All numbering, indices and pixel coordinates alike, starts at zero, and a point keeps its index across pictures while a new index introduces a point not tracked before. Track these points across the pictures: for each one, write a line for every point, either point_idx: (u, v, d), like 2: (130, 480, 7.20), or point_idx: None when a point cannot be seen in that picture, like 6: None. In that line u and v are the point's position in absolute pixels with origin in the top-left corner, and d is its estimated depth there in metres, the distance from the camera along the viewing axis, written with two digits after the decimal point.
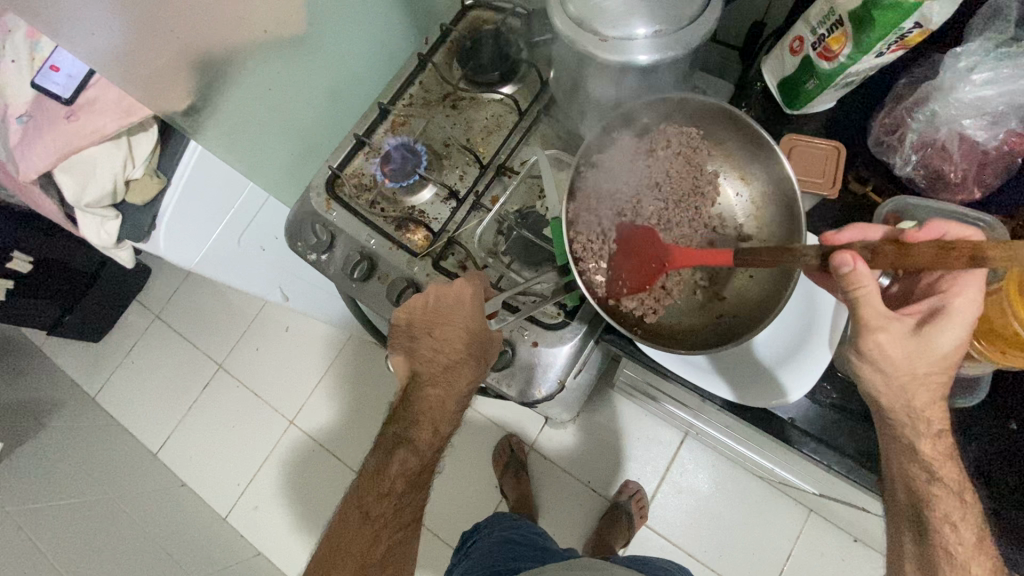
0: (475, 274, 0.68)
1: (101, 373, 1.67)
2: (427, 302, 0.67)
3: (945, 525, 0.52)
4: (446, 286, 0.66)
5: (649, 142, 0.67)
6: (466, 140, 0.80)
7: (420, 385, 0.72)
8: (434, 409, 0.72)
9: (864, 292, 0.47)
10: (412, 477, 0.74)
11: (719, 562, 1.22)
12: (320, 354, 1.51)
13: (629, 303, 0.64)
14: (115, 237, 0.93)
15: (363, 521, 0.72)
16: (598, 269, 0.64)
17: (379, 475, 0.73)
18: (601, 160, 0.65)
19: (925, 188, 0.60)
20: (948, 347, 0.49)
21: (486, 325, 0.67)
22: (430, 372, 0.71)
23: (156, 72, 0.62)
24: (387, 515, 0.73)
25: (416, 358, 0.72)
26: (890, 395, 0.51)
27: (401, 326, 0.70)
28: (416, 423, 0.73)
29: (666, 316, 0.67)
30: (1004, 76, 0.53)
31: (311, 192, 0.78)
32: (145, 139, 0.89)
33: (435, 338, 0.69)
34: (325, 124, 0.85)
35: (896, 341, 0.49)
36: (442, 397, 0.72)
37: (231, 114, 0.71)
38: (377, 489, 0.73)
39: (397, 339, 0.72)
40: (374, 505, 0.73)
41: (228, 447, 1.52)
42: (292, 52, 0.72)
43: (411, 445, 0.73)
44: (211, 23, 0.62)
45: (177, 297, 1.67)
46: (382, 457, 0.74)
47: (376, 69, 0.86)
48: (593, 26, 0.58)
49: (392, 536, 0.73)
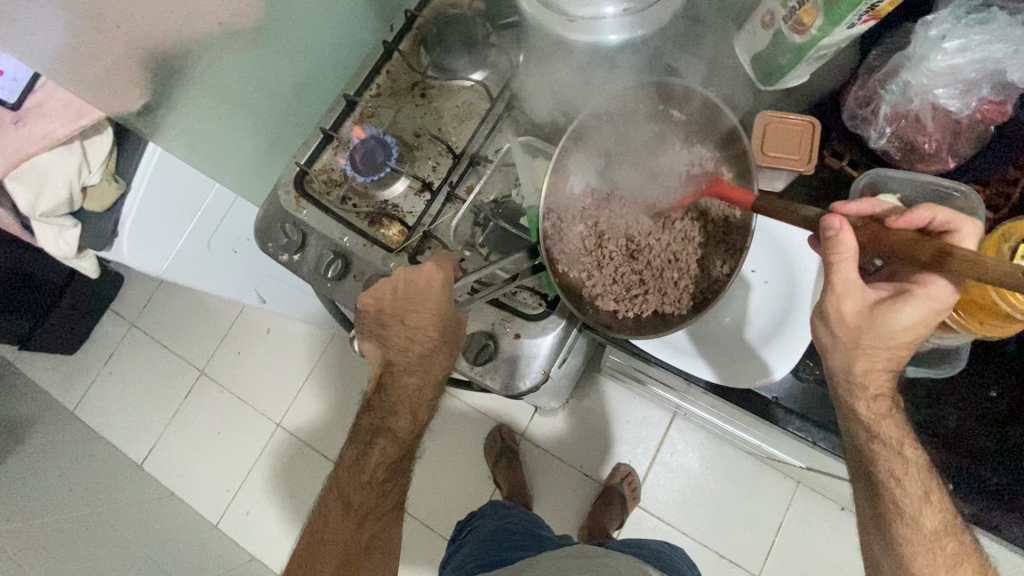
0: (445, 255, 0.64)
1: (79, 385, 1.63)
2: (395, 287, 0.64)
3: (907, 489, 0.55)
4: (415, 271, 0.63)
5: (633, 124, 0.64)
6: (437, 129, 0.77)
7: (396, 375, 0.71)
8: (411, 398, 0.71)
9: (844, 256, 0.48)
10: (393, 463, 0.73)
11: (714, 538, 1.24)
12: (302, 354, 1.49)
13: (608, 302, 0.64)
14: (75, 245, 0.90)
15: (348, 505, 0.72)
16: (563, 253, 0.64)
17: (358, 467, 0.73)
18: (587, 150, 0.64)
19: (899, 160, 0.60)
20: (903, 328, 0.50)
21: (453, 309, 0.64)
22: (405, 362, 0.69)
23: (104, 71, 0.59)
24: (371, 501, 0.72)
25: (389, 348, 0.70)
26: (841, 356, 0.53)
27: (370, 313, 0.67)
28: (394, 412, 0.72)
29: (622, 293, 0.65)
30: (975, 44, 0.52)
31: (279, 189, 0.76)
32: (100, 143, 0.84)
33: (407, 326, 0.66)
34: (290, 118, 0.82)
35: (859, 307, 0.51)
36: (421, 385, 0.70)
37: (189, 111, 0.69)
38: (360, 479, 0.72)
39: (366, 327, 0.69)
40: (356, 496, 0.72)
41: (215, 453, 1.49)
42: (250, 45, 0.69)
43: (391, 437, 0.72)
44: (160, 17, 0.59)
45: (152, 303, 1.63)
46: (361, 448, 0.73)
47: (340, 60, 0.83)
48: (560, 6, 0.55)
49: (377, 523, 0.73)
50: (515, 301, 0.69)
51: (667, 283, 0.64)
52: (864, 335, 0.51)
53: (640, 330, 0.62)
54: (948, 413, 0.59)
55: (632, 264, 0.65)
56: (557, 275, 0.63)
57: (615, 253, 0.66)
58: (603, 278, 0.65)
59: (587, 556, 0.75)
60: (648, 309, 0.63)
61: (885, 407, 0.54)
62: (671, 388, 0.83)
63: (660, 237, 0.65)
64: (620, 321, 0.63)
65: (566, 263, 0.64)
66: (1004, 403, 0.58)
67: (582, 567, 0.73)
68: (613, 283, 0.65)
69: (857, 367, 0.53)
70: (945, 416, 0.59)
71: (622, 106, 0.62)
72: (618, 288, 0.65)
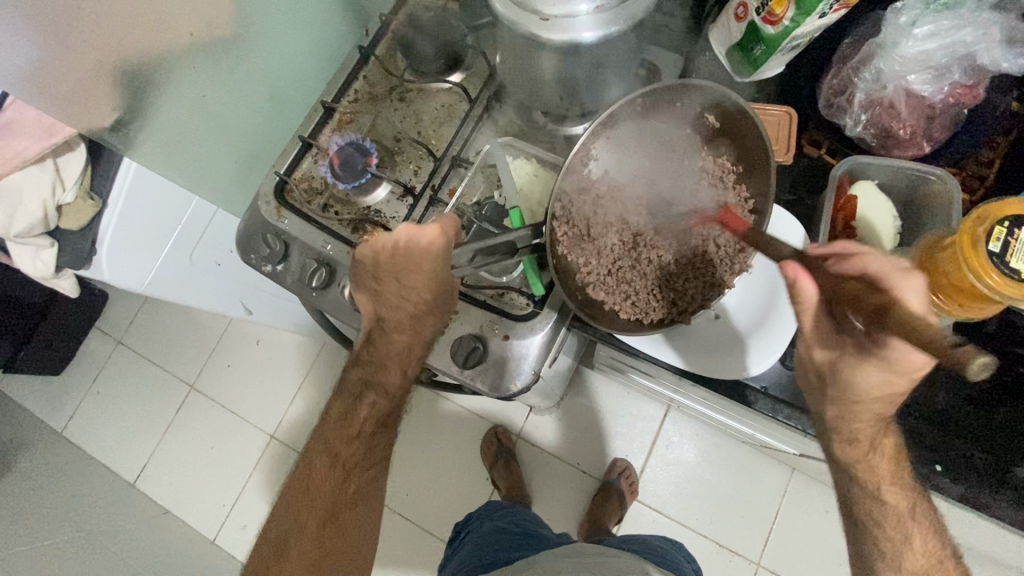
0: (446, 219, 0.61)
1: (66, 406, 1.61)
2: (395, 244, 0.59)
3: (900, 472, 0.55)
4: (419, 232, 0.58)
5: (662, 121, 0.63)
6: (417, 132, 0.77)
7: (385, 331, 0.68)
8: (401, 354, 0.69)
9: (804, 304, 0.48)
10: (382, 418, 0.73)
11: (711, 528, 1.24)
12: (293, 364, 1.48)
13: (598, 294, 0.64)
14: (52, 265, 0.88)
15: (333, 476, 0.71)
16: (566, 240, 0.63)
17: (346, 420, 0.72)
18: (611, 141, 0.62)
19: (876, 147, 0.60)
20: (864, 387, 0.50)
21: (449, 270, 0.61)
22: (395, 320, 0.67)
23: (70, 84, 0.57)
24: (358, 454, 0.72)
25: (381, 304, 0.66)
26: (817, 396, 0.55)
27: (365, 266, 0.62)
28: (383, 366, 0.70)
29: (613, 287, 0.64)
30: (945, 29, 0.52)
31: (259, 200, 0.75)
32: (74, 159, 0.83)
33: (402, 285, 0.63)
34: (268, 127, 0.82)
35: (826, 352, 0.51)
36: (410, 342, 0.68)
37: (162, 124, 0.67)
38: (347, 432, 0.71)
39: (359, 277, 0.64)
40: (344, 449, 0.71)
41: (208, 468, 1.48)
42: (222, 55, 0.68)
43: (381, 391, 0.71)
44: (126, 27, 0.57)
45: (139, 320, 1.61)
46: (351, 399, 0.72)
47: (316, 67, 0.82)
48: (531, 5, 0.54)
49: (363, 475, 0.74)
50: (503, 303, 0.69)
51: (656, 294, 0.63)
52: (829, 386, 0.53)
53: (618, 326, 0.62)
54: (935, 395, 0.60)
55: (629, 260, 0.64)
56: (555, 257, 0.61)
57: (616, 247, 0.64)
58: (598, 271, 0.64)
59: (584, 556, 0.75)
60: (638, 311, 0.63)
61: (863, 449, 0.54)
62: (662, 381, 0.83)
63: (654, 227, 0.65)
64: (609, 315, 0.64)
65: (567, 250, 0.63)
66: (988, 382, 0.59)
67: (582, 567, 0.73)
68: (607, 276, 0.64)
69: (828, 411, 0.54)
70: (932, 397, 0.60)
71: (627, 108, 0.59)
72: (610, 282, 0.64)
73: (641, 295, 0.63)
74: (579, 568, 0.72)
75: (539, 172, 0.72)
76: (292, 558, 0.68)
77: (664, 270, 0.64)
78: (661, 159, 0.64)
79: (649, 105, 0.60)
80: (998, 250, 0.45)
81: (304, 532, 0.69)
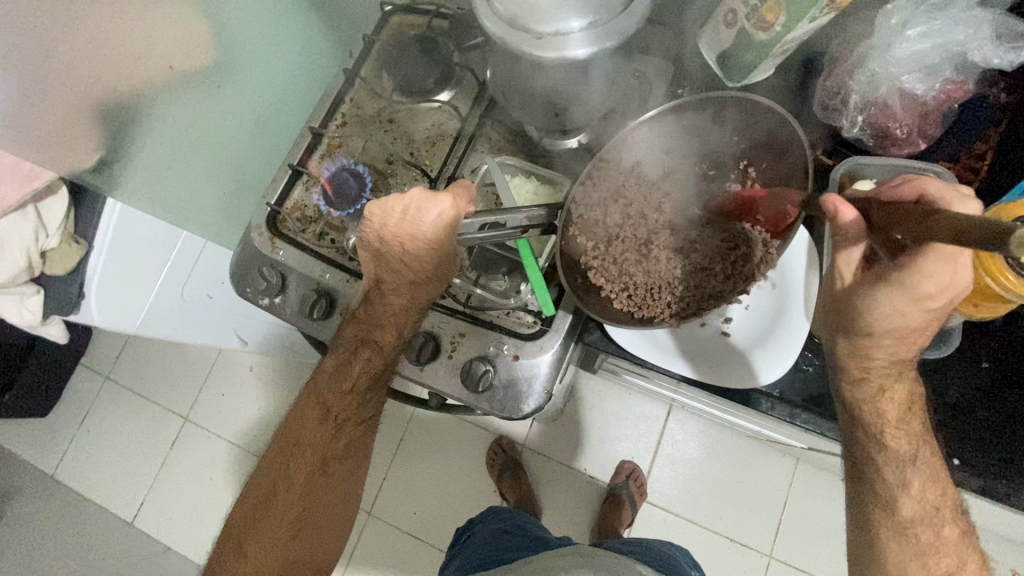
0: (461, 190, 0.60)
1: (54, 449, 1.55)
2: (405, 210, 0.59)
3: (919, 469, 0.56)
4: (430, 201, 0.58)
5: (705, 133, 0.61)
6: (409, 153, 0.76)
7: (383, 294, 0.66)
8: (398, 316, 0.67)
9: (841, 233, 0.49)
10: (376, 374, 0.70)
11: (722, 524, 1.25)
12: (289, 388, 1.45)
13: (601, 280, 0.62)
14: (40, 312, 0.87)
15: (325, 429, 0.71)
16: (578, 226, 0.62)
17: (340, 373, 0.70)
18: (646, 142, 0.61)
19: (874, 148, 0.60)
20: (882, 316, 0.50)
21: (455, 244, 0.61)
22: (395, 282, 0.65)
23: (51, 126, 0.56)
24: (350, 409, 0.71)
25: (383, 265, 0.65)
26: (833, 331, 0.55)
27: (372, 226, 0.62)
28: (379, 324, 0.67)
29: (615, 276, 0.63)
30: (937, 28, 0.54)
31: (252, 232, 0.74)
32: (55, 203, 0.79)
33: (405, 251, 0.62)
34: (256, 157, 0.80)
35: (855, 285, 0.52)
36: (407, 305, 0.67)
37: (147, 161, 0.65)
38: (339, 387, 0.70)
39: (365, 236, 0.63)
40: (336, 403, 0.70)
41: (208, 499, 1.44)
42: (202, 86, 0.66)
43: (375, 348, 0.68)
44: (105, 65, 0.56)
45: (125, 354, 1.56)
46: (344, 356, 0.69)
47: (300, 91, 0.81)
48: (523, 23, 0.53)
49: (354, 431, 0.72)
50: (509, 323, 0.68)
51: (658, 293, 0.63)
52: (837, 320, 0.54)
53: (610, 320, 0.61)
54: (947, 388, 0.61)
55: (635, 255, 0.64)
56: (563, 245, 0.61)
57: (625, 240, 0.64)
58: (603, 260, 0.63)
59: (579, 555, 0.73)
60: (633, 304, 0.62)
61: (891, 434, 0.56)
62: (658, 381, 0.84)
63: (664, 233, 0.65)
64: (604, 303, 0.63)
65: (577, 238, 0.62)
66: (997, 373, 0.60)
67: (581, 565, 0.71)
68: (611, 265, 0.63)
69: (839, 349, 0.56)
70: (945, 391, 0.61)
71: (667, 118, 0.59)
72: (615, 270, 0.63)
73: (641, 289, 0.63)
74: (576, 564, 0.71)
75: (539, 189, 0.71)
76: (281, 506, 0.69)
77: (671, 274, 0.63)
78: (686, 178, 0.65)
79: (684, 120, 0.59)
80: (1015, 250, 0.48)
81: (292, 481, 0.70)
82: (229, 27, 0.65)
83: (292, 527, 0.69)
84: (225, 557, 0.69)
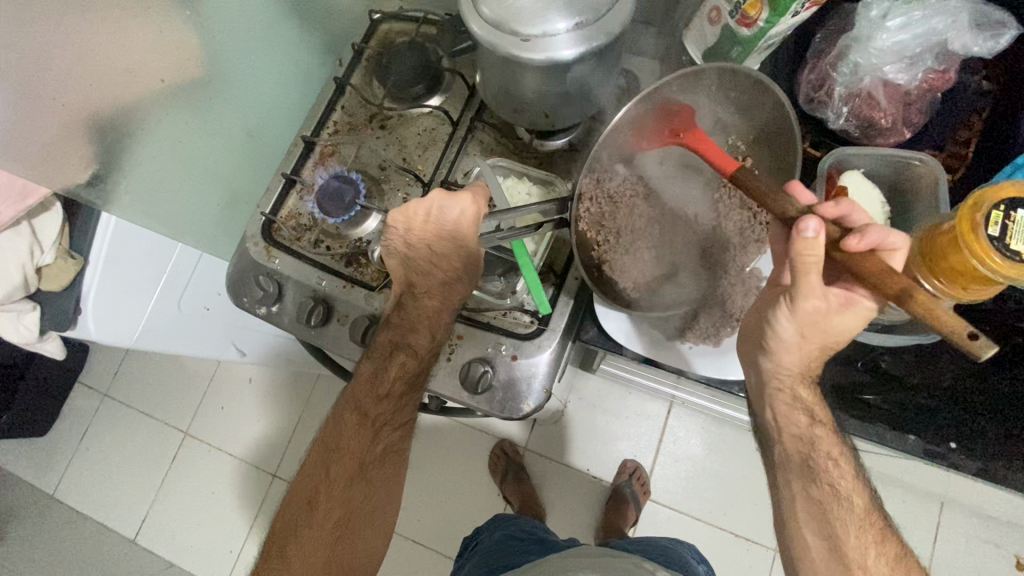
0: (477, 189, 0.61)
1: (53, 469, 1.54)
2: (427, 213, 0.61)
3: None
4: (451, 201, 0.59)
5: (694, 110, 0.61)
6: (402, 159, 0.76)
7: (416, 296, 0.67)
8: (431, 319, 0.67)
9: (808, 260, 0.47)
10: (411, 378, 0.68)
11: (727, 520, 1.25)
12: (290, 400, 1.45)
13: (608, 265, 0.63)
14: (36, 329, 0.87)
15: (363, 433, 0.70)
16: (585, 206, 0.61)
17: (376, 379, 0.68)
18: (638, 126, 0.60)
19: (860, 137, 0.62)
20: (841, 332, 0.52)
21: (478, 242, 0.62)
22: (427, 284, 0.66)
23: (44, 142, 0.56)
24: (388, 413, 0.70)
25: (412, 268, 0.66)
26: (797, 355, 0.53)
27: (396, 234, 0.63)
28: (413, 329, 0.67)
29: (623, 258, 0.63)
30: (916, 19, 0.55)
31: (247, 241, 0.74)
32: (50, 219, 0.81)
33: (432, 252, 0.64)
34: (251, 169, 0.80)
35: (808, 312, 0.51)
36: (440, 309, 0.67)
37: (142, 176, 0.66)
38: (377, 392, 0.69)
39: (390, 244, 0.64)
40: (374, 407, 0.70)
41: (211, 514, 1.43)
42: (195, 99, 0.67)
43: (410, 352, 0.67)
44: (99, 80, 0.56)
45: (123, 371, 1.56)
46: (378, 361, 0.68)
47: (292, 101, 0.82)
48: (511, 27, 0.54)
49: (390, 437, 0.71)
50: (505, 323, 0.69)
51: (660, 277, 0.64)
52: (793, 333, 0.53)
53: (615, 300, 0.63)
54: (942, 372, 0.62)
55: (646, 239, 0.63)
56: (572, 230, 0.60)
57: (635, 223, 0.63)
58: (613, 242, 0.63)
59: (580, 557, 0.73)
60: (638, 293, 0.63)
61: None
62: (659, 380, 0.86)
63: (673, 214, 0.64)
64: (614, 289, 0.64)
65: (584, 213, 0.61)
66: (990, 355, 0.61)
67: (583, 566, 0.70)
68: (620, 249, 0.63)
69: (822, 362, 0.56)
70: (940, 375, 0.62)
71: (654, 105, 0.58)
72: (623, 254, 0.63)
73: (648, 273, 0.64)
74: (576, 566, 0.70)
75: (532, 189, 0.71)
76: (322, 510, 0.69)
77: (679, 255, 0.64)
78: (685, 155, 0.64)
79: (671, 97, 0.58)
80: (997, 234, 0.47)
81: (333, 484, 0.70)
82: (218, 39, 0.66)
83: (333, 531, 0.69)
84: (268, 563, 0.69)
